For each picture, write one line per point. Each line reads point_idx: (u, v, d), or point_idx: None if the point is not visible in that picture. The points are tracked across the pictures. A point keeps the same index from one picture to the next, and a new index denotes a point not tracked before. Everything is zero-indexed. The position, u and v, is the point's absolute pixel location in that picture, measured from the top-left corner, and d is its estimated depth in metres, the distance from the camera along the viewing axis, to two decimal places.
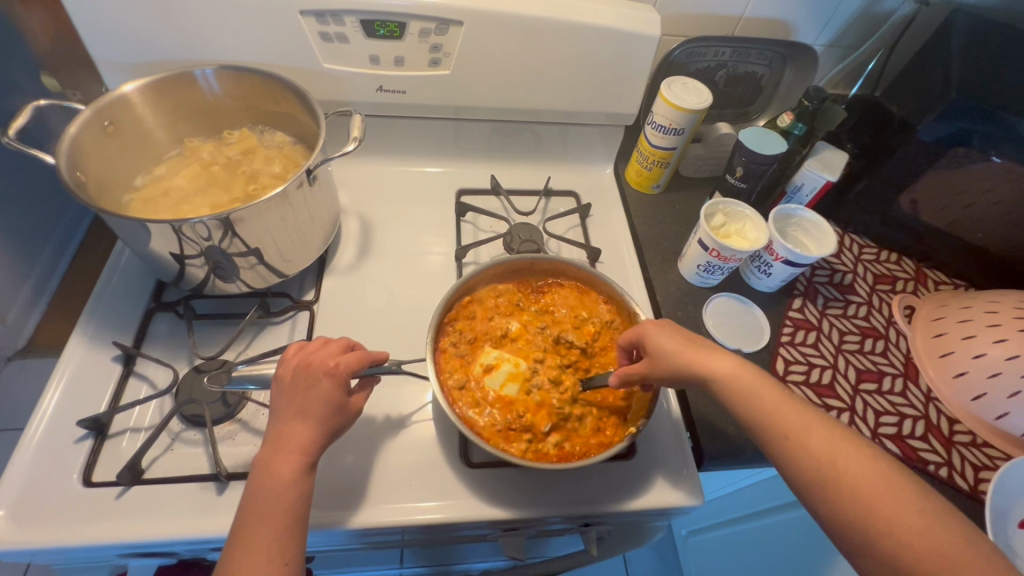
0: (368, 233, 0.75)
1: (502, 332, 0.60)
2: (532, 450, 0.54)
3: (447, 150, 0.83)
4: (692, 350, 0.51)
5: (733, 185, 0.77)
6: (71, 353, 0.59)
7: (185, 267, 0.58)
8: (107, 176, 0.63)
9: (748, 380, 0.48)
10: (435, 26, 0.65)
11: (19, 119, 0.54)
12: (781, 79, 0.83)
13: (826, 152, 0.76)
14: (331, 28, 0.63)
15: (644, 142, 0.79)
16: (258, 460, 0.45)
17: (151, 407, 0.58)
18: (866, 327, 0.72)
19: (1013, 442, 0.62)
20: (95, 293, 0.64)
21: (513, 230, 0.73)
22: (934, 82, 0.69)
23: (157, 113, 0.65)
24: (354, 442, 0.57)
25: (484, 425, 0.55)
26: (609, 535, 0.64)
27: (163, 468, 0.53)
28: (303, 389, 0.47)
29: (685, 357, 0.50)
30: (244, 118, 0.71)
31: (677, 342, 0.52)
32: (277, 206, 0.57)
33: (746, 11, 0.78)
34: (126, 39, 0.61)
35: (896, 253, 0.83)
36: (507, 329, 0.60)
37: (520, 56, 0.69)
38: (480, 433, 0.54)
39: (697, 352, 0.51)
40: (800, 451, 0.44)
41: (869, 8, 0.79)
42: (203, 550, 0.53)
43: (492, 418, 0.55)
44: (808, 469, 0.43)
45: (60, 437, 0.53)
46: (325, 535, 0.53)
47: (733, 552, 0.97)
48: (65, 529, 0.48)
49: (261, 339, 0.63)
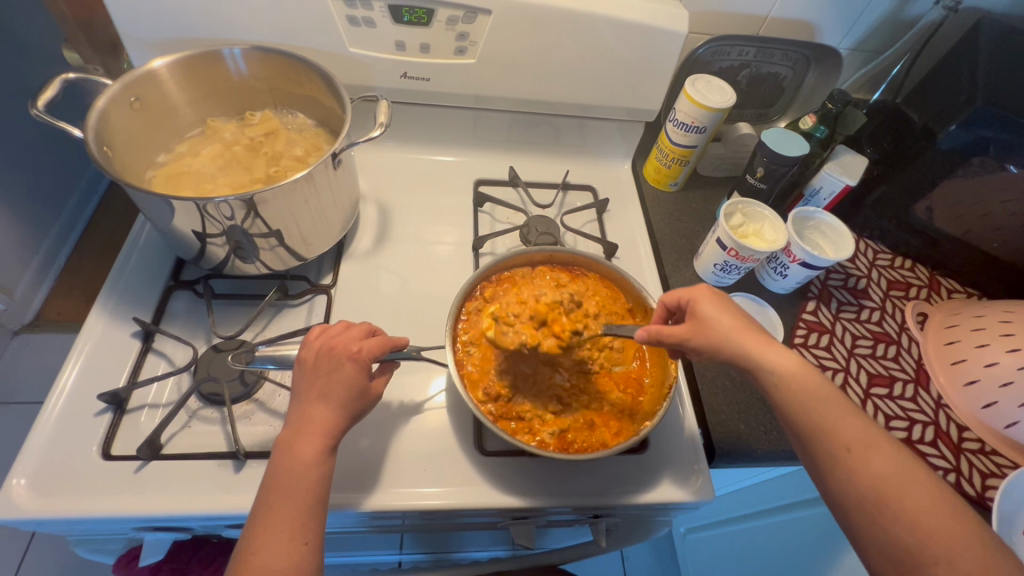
0: (386, 221, 0.75)
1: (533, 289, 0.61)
2: (523, 427, 0.56)
3: (465, 140, 0.83)
4: (752, 333, 0.48)
5: (752, 185, 0.76)
6: (91, 327, 0.59)
7: (206, 245, 0.58)
8: (130, 151, 0.63)
9: (805, 385, 0.46)
10: (463, 14, 0.64)
11: (47, 91, 0.54)
12: (804, 81, 0.83)
13: (846, 155, 0.75)
14: (359, 12, 0.63)
15: (665, 139, 0.79)
16: (281, 440, 0.46)
17: (169, 384, 0.58)
18: (879, 332, 0.73)
19: (1021, 451, 0.63)
20: (115, 270, 0.64)
21: (531, 222, 0.74)
22: (958, 88, 0.70)
23: (183, 90, 0.65)
24: (369, 426, 0.57)
25: (471, 369, 0.57)
26: (617, 526, 0.64)
27: (181, 445, 0.54)
28: (326, 372, 0.48)
29: (737, 335, 0.48)
30: (267, 100, 0.71)
31: (730, 318, 0.49)
32: (303, 188, 0.57)
33: (773, 11, 0.77)
34: (156, 16, 0.61)
35: (910, 260, 0.83)
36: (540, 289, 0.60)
37: (547, 48, 0.69)
38: (468, 380, 0.57)
39: (755, 337, 0.48)
40: (863, 472, 0.42)
41: (896, 12, 0.79)
42: (217, 526, 0.54)
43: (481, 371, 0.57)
44: (862, 487, 0.41)
45: (79, 410, 0.54)
46: (338, 516, 0.53)
47: (730, 551, 0.98)
48: (82, 499, 0.49)
49: (278, 321, 0.64)
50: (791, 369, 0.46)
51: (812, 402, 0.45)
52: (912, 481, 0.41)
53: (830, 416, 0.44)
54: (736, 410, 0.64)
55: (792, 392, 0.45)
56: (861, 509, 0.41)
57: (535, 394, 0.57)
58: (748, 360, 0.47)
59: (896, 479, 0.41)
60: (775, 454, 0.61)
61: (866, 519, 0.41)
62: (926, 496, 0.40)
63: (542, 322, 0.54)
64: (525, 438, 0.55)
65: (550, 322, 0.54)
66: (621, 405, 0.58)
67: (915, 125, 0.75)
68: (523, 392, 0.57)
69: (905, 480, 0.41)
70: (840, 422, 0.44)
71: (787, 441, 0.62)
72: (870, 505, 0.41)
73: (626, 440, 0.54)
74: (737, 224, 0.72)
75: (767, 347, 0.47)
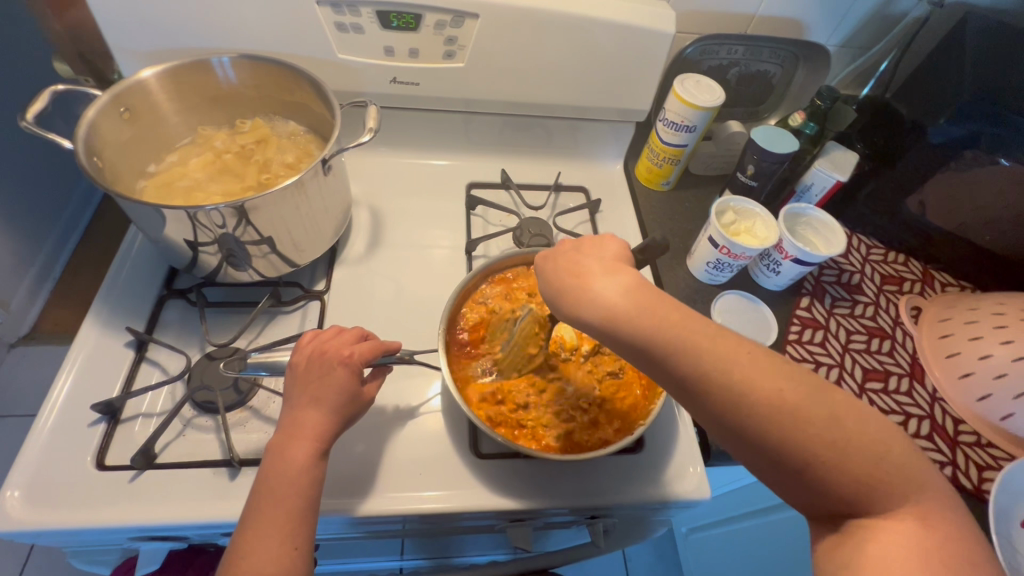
0: (379, 225, 0.75)
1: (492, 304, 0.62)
2: (529, 434, 0.55)
3: (456, 143, 0.83)
4: (576, 278, 0.44)
5: (743, 183, 0.77)
6: (84, 337, 0.59)
7: (198, 254, 0.58)
8: (121, 161, 0.63)
9: (633, 312, 0.39)
10: (451, 18, 0.65)
11: (36, 104, 0.54)
12: (793, 78, 0.84)
13: (836, 152, 0.76)
14: (347, 19, 0.63)
15: (656, 139, 0.79)
16: (272, 446, 0.46)
17: (162, 393, 0.58)
18: (873, 327, 0.73)
19: (1017, 444, 0.63)
20: (108, 280, 0.64)
21: (523, 224, 0.74)
22: (945, 84, 0.71)
23: (173, 101, 0.65)
24: (363, 432, 0.57)
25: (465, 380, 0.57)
26: (615, 527, 0.64)
27: (175, 454, 0.54)
28: (318, 377, 0.48)
29: (566, 288, 0.44)
30: (258, 108, 0.71)
31: (562, 271, 0.45)
32: (294, 195, 0.57)
33: (760, 9, 0.78)
34: (143, 27, 0.61)
35: (903, 254, 0.83)
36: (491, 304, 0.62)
37: (537, 50, 0.69)
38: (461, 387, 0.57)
39: (578, 282, 0.43)
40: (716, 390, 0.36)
41: (883, 8, 0.79)
42: (212, 535, 0.54)
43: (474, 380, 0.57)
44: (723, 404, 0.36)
45: (72, 421, 0.54)
46: (333, 522, 0.53)
47: (731, 550, 0.98)
48: (76, 510, 0.49)
49: (272, 328, 0.64)
50: (619, 296, 0.40)
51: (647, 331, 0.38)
52: (762, 375, 0.36)
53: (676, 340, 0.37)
54: None
55: (630, 327, 0.39)
56: (724, 428, 0.37)
57: (542, 399, 0.57)
58: (578, 305, 0.42)
59: (743, 373, 0.36)
60: None
61: (734, 436, 0.36)
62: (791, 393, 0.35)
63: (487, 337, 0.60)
64: (529, 443, 0.55)
65: (479, 326, 0.61)
66: (621, 405, 0.58)
67: (905, 120, 0.76)
68: (524, 399, 0.57)
69: (754, 378, 0.36)
70: (675, 336, 0.38)
71: None
72: (725, 421, 0.36)
73: (625, 438, 0.54)
74: (727, 221, 0.72)
75: (595, 287, 0.42)
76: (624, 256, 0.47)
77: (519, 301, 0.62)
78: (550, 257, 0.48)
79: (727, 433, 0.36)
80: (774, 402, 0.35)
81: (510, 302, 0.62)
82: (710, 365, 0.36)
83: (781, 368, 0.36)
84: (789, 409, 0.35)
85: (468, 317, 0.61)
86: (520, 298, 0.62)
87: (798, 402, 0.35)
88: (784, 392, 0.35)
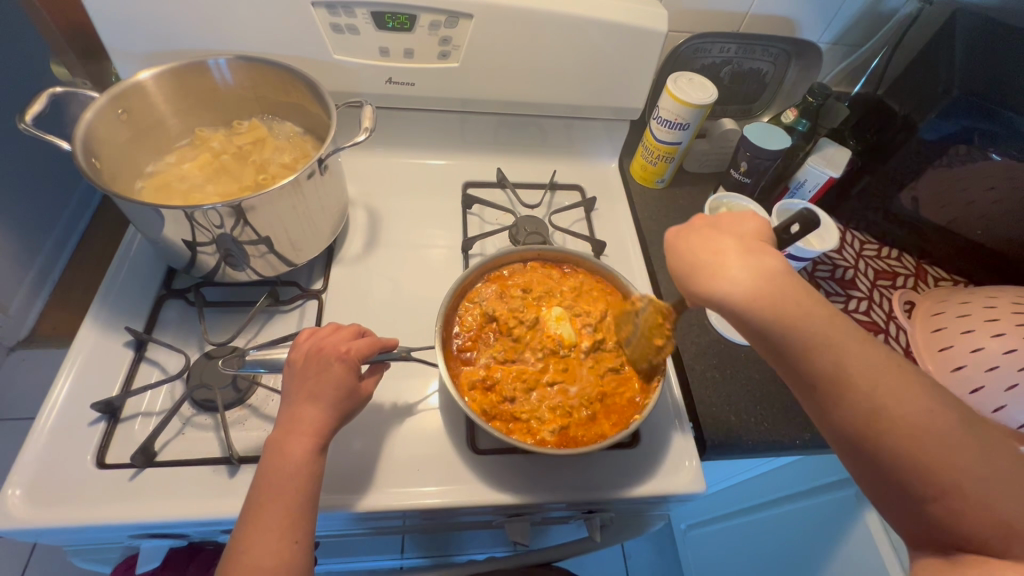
0: (377, 224, 0.76)
1: (490, 301, 0.63)
2: (524, 430, 0.55)
3: (452, 142, 0.84)
4: (716, 253, 0.45)
5: (737, 180, 0.77)
6: (84, 338, 0.59)
7: (196, 254, 0.59)
8: (120, 162, 0.64)
9: (775, 299, 0.42)
10: (445, 18, 0.65)
11: (34, 105, 0.54)
12: (785, 76, 0.84)
13: (829, 148, 0.76)
14: (342, 20, 0.64)
15: (650, 136, 0.79)
16: (270, 442, 0.46)
17: (162, 392, 0.58)
18: (867, 321, 0.74)
19: (1014, 437, 0.61)
20: (107, 281, 0.64)
21: (519, 222, 0.75)
22: (936, 80, 0.70)
23: (170, 102, 0.66)
24: (361, 429, 0.58)
25: (463, 376, 0.58)
26: (611, 522, 0.65)
27: (175, 451, 0.54)
28: (315, 373, 0.48)
29: (704, 262, 0.45)
30: (254, 109, 0.72)
31: (702, 244, 0.46)
32: (289, 194, 0.57)
33: (752, 8, 0.79)
34: (139, 30, 0.62)
35: (897, 249, 0.84)
36: (489, 300, 0.62)
37: (531, 49, 0.70)
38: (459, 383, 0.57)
39: (716, 258, 0.44)
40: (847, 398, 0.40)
41: (874, 5, 0.80)
42: (212, 532, 0.54)
43: (473, 376, 0.57)
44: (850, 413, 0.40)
45: (73, 420, 0.54)
46: (333, 517, 0.54)
47: (727, 546, 0.99)
48: (77, 508, 0.49)
49: (271, 327, 0.64)
50: (763, 282, 0.42)
51: (790, 323, 0.41)
52: (904, 403, 0.39)
53: (800, 340, 0.41)
54: (725, 402, 0.65)
55: (760, 313, 0.42)
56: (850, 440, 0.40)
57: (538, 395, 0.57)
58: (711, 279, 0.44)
59: (882, 395, 0.39)
60: (766, 444, 0.62)
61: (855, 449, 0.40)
62: (902, 416, 0.38)
63: (486, 337, 0.61)
64: (524, 437, 0.55)
65: (478, 323, 0.61)
66: (617, 400, 0.58)
67: (897, 116, 0.76)
68: (518, 394, 0.57)
69: (893, 400, 0.39)
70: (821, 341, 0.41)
71: (777, 432, 0.63)
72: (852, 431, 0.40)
73: (621, 432, 0.54)
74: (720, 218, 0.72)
75: (731, 265, 0.43)
76: (765, 235, 0.47)
77: (517, 298, 0.63)
78: (685, 231, 0.48)
79: (844, 442, 0.41)
80: (906, 433, 0.38)
81: (507, 299, 0.63)
82: (854, 384, 0.39)
83: (923, 402, 0.39)
84: (923, 442, 0.38)
85: (466, 315, 0.62)
86: (517, 295, 0.63)
87: (925, 435, 0.38)
88: (916, 427, 0.38)
